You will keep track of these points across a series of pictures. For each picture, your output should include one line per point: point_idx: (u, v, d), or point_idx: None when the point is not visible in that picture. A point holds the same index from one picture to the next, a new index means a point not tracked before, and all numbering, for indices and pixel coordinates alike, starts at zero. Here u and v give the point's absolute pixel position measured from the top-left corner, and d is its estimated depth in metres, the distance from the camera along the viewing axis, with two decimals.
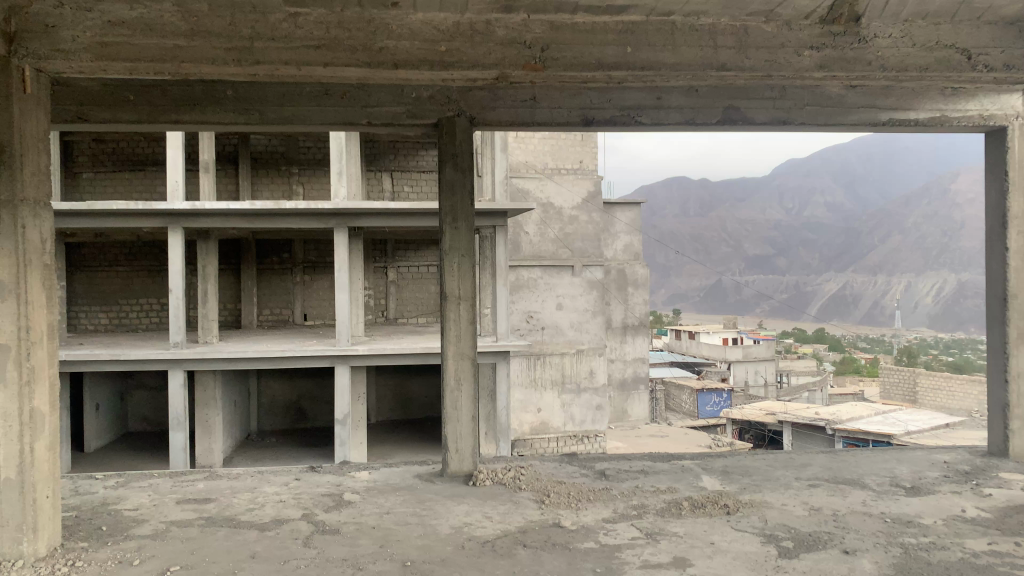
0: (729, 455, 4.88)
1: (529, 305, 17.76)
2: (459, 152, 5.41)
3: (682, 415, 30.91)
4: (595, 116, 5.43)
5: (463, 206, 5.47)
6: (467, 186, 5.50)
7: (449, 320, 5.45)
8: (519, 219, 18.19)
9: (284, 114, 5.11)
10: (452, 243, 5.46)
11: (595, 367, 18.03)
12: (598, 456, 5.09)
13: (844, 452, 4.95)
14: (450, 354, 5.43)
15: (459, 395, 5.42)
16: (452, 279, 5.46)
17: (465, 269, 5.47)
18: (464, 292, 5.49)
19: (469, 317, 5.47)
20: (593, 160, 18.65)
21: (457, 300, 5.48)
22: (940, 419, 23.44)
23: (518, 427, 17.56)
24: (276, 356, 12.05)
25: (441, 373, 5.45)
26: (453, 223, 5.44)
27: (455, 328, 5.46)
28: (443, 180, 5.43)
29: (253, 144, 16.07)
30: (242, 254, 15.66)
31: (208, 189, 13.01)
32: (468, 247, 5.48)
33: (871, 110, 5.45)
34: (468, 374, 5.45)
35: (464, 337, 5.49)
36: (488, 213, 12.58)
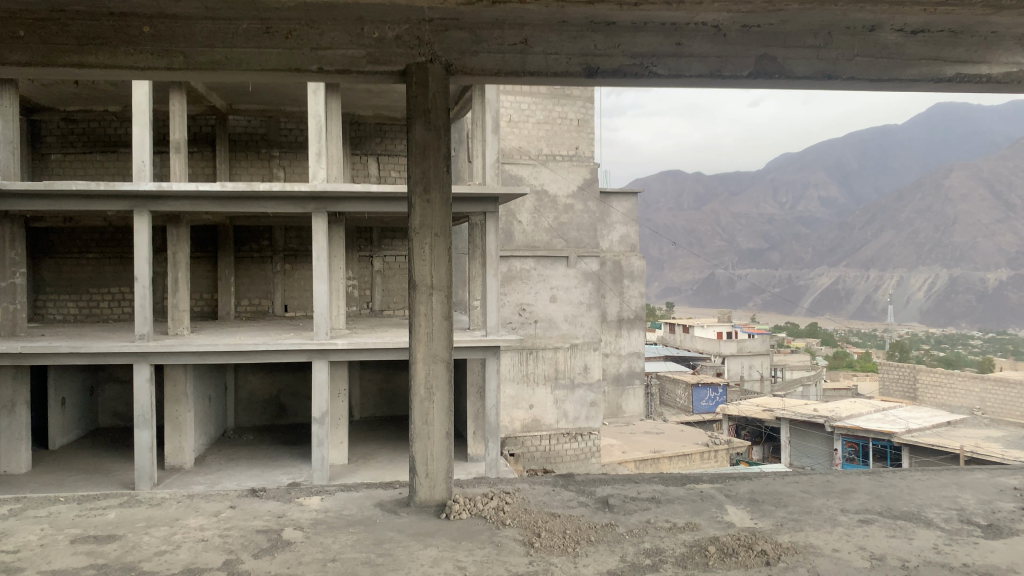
0: (751, 476, 4.27)
1: (522, 296, 16.98)
2: (432, 109, 5.00)
3: (677, 410, 30.25)
4: (599, 64, 4.97)
5: (436, 172, 5.02)
6: (441, 148, 5.05)
7: (417, 308, 4.97)
8: (511, 207, 17.32)
9: (212, 57, 4.79)
10: (421, 216, 4.99)
11: (589, 362, 17.33)
12: (598, 476, 4.49)
13: (886, 475, 4.34)
14: (418, 358, 4.96)
15: (431, 408, 4.95)
16: (423, 257, 4.97)
17: (438, 247, 4.99)
18: (440, 278, 5.00)
19: (443, 309, 4.98)
20: (590, 146, 17.85)
21: (429, 290, 4.99)
22: (941, 417, 22.82)
23: (508, 424, 16.79)
24: (249, 351, 11.32)
25: (410, 379, 4.96)
26: (424, 194, 4.99)
27: (425, 321, 4.98)
28: (412, 141, 5.01)
29: (231, 126, 15.25)
30: (219, 241, 14.88)
31: (180, 171, 12.13)
32: (441, 219, 5.01)
33: (933, 64, 5.01)
34: (443, 384, 4.97)
35: (435, 335, 4.99)
36: (478, 199, 11.73)
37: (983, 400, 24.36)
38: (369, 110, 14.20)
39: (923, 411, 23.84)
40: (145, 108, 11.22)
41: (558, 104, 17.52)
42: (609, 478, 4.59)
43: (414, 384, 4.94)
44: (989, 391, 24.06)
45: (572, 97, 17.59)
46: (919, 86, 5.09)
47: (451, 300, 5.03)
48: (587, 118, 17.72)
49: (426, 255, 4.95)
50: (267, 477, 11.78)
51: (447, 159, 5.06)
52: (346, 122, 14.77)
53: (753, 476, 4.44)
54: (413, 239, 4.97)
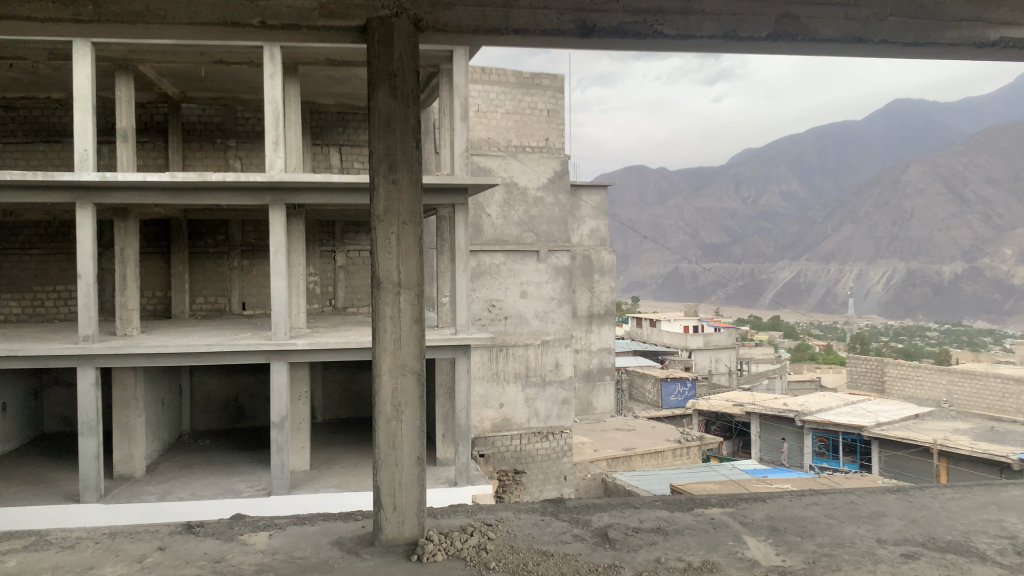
0: (767, 499, 4.97)
1: (492, 292, 16.43)
2: (399, 72, 4.44)
3: (646, 405, 29.97)
4: (595, 21, 4.63)
5: (404, 150, 4.47)
6: (408, 119, 4.49)
7: (381, 308, 4.41)
8: (480, 200, 16.77)
9: (133, 9, 4.36)
10: (388, 201, 4.45)
11: (561, 359, 16.88)
12: (591, 502, 4.92)
13: (924, 502, 4.91)
14: (384, 371, 4.41)
15: (400, 428, 4.42)
16: (388, 248, 4.43)
17: (408, 236, 4.46)
18: (408, 274, 4.46)
19: (413, 309, 4.44)
20: (560, 137, 17.44)
21: (396, 288, 4.44)
22: (909, 410, 22.83)
23: (478, 424, 16.26)
24: (204, 352, 10.62)
25: (376, 395, 4.43)
26: (389, 173, 4.44)
27: (390, 325, 4.43)
28: (376, 109, 4.44)
29: (184, 115, 14.50)
30: (172, 235, 14.14)
31: (127, 161, 11.37)
32: (409, 204, 4.48)
33: (976, 26, 4.81)
34: (414, 398, 4.45)
35: (404, 341, 4.45)
36: (447, 190, 11.15)
37: (950, 393, 24.30)
38: (331, 98, 13.55)
39: (891, 404, 23.88)
40: (88, 93, 10.36)
41: (527, 93, 17.23)
42: (605, 502, 5.02)
43: (380, 399, 4.41)
44: (955, 383, 24.03)
45: (542, 87, 17.34)
46: (959, 50, 4.91)
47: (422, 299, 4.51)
48: (557, 108, 17.47)
49: (392, 244, 4.41)
50: (224, 486, 11.12)
51: (415, 133, 4.52)
52: (306, 111, 14.05)
53: (766, 499, 4.99)
54: (378, 226, 4.42)
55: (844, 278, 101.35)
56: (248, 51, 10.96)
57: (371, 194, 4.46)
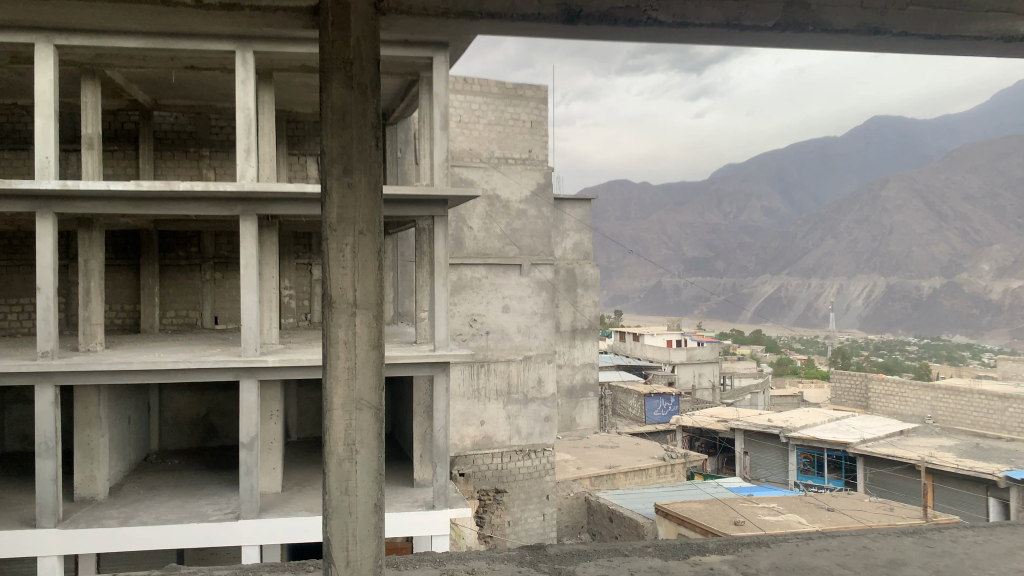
0: (772, 545, 4.68)
1: (473, 307, 16.04)
2: (356, 60, 3.88)
3: (629, 420, 29.59)
4: (581, 7, 4.22)
5: (361, 152, 3.91)
6: (367, 111, 3.93)
7: (334, 332, 3.95)
8: (462, 212, 16.39)
9: None
10: (341, 208, 3.91)
11: (544, 375, 16.49)
12: (576, 549, 4.62)
13: (944, 546, 4.64)
14: (337, 405, 3.97)
15: (354, 470, 4.03)
16: (342, 262, 3.94)
17: (367, 249, 3.97)
18: (365, 294, 4.00)
19: (369, 332, 3.99)
20: (543, 149, 17.10)
21: (351, 308, 3.97)
22: (893, 426, 22.62)
23: (458, 442, 15.78)
24: (169, 369, 10.12)
25: (326, 431, 3.99)
26: (344, 175, 3.88)
27: (344, 351, 3.96)
28: (329, 101, 3.87)
29: (156, 122, 14.05)
30: (141, 247, 13.65)
31: (92, 169, 10.91)
32: (368, 215, 3.96)
33: (1002, 19, 4.40)
34: (372, 435, 4.04)
35: (359, 370, 4.00)
36: (426, 201, 10.79)
37: (934, 409, 24.12)
38: (308, 106, 13.15)
39: (876, 420, 23.68)
40: (50, 98, 9.91)
41: (510, 104, 16.87)
42: (590, 548, 4.70)
43: (332, 436, 3.98)
44: (940, 400, 23.83)
45: (525, 98, 16.97)
46: (983, 45, 4.50)
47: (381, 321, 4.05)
48: (540, 120, 17.13)
49: (347, 258, 3.91)
50: (190, 509, 10.62)
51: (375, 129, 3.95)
52: (281, 119, 13.67)
53: (770, 544, 4.72)
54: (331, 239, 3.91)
55: (825, 293, 101.79)
56: (218, 56, 10.52)
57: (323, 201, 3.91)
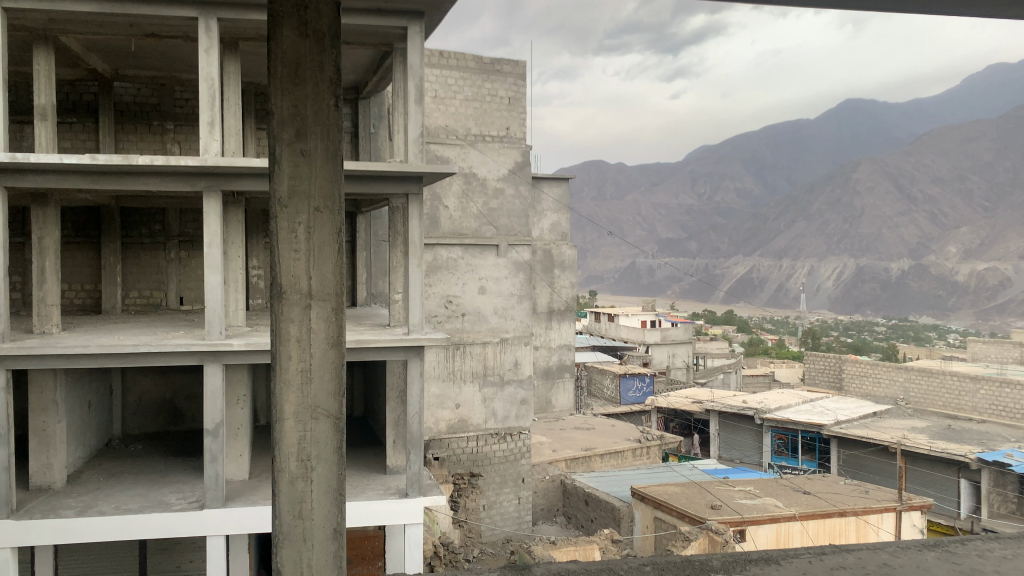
0: (786, 562, 4.46)
1: (448, 288, 15.65)
2: (312, 3, 3.35)
3: (604, 401, 29.41)
4: None
5: (318, 112, 3.35)
6: (323, 65, 3.37)
7: (284, 327, 3.44)
8: (437, 190, 15.93)
9: None
10: (293, 178, 3.37)
11: (520, 357, 16.18)
12: (566, 569, 4.46)
13: (969, 564, 4.38)
14: (288, 414, 3.45)
15: (309, 491, 3.49)
16: (294, 245, 3.41)
17: (325, 228, 3.42)
18: (324, 284, 3.48)
19: (327, 329, 3.49)
20: (521, 127, 16.63)
21: (305, 299, 3.46)
22: (866, 408, 22.66)
23: (432, 426, 15.42)
24: (129, 353, 9.66)
25: (277, 445, 3.45)
26: (297, 141, 3.32)
27: (297, 351, 3.46)
28: (277, 51, 3.30)
29: (116, 94, 13.40)
30: (102, 223, 13.08)
31: (48, 141, 10.31)
32: (326, 188, 3.42)
33: None
34: (330, 450, 3.51)
35: (316, 373, 3.49)
36: (399, 178, 10.31)
37: (906, 391, 24.17)
38: None
39: (849, 401, 23.71)
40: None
41: (487, 80, 16.36)
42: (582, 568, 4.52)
43: (284, 451, 3.45)
44: (912, 381, 23.90)
45: (503, 73, 16.48)
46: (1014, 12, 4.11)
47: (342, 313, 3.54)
48: (519, 96, 16.65)
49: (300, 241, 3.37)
50: (152, 498, 10.18)
51: (332, 89, 3.39)
52: (249, 92, 13.11)
53: (780, 562, 4.47)
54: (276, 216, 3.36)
55: (796, 274, 102.55)
56: (182, 24, 9.98)
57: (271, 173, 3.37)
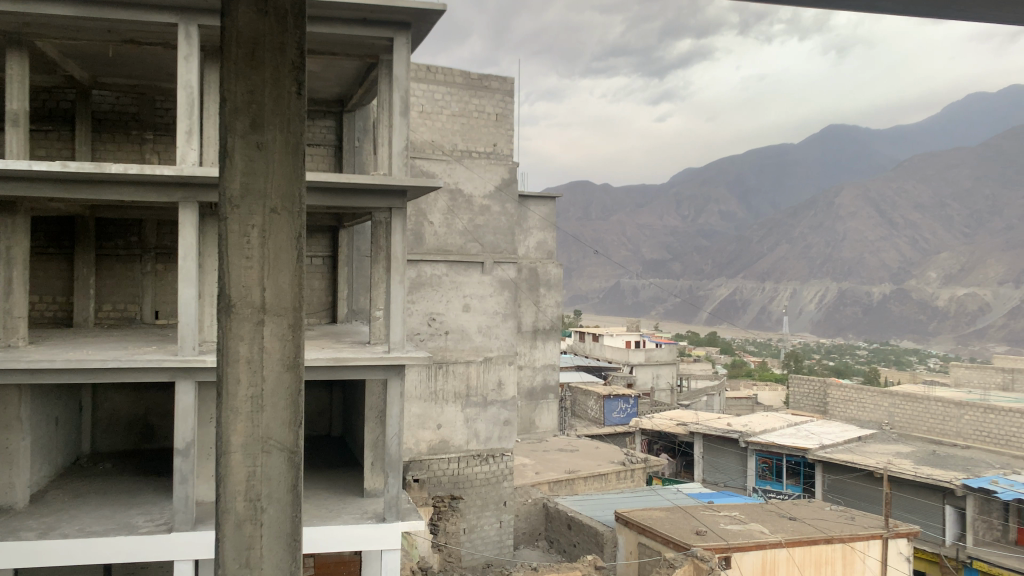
0: None
1: (432, 305, 15.36)
2: None
3: (588, 422, 29.07)
4: None
5: (275, 101, 3.87)
6: (278, 53, 3.87)
7: (235, 348, 3.93)
8: (422, 206, 15.68)
9: None
10: (247, 176, 3.89)
11: (504, 377, 15.88)
12: None
13: None
14: (239, 448, 3.90)
15: (258, 530, 3.94)
16: (247, 253, 3.93)
17: (282, 231, 3.97)
18: (278, 299, 4.01)
19: (279, 355, 4.00)
20: (509, 143, 16.44)
21: (258, 314, 3.97)
22: (852, 432, 22.45)
23: (413, 447, 15.05)
24: (98, 369, 9.30)
25: (229, 483, 3.91)
26: (253, 135, 3.85)
27: (247, 376, 3.93)
28: (235, 32, 3.80)
29: (94, 102, 13.07)
30: (76, 235, 12.71)
31: (19, 148, 9.99)
32: (280, 189, 3.95)
33: None
34: (281, 489, 3.98)
35: (267, 401, 3.97)
36: (383, 191, 10.04)
37: (891, 415, 24.02)
38: None
39: (834, 426, 23.52)
40: None
41: (475, 95, 16.18)
42: None
43: (230, 490, 3.88)
44: (897, 406, 23.75)
45: (491, 89, 16.34)
46: None
47: (294, 331, 4.05)
48: (506, 113, 16.48)
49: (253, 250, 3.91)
50: (118, 519, 9.78)
51: (290, 76, 3.90)
52: None
53: None
54: (229, 217, 3.85)
55: (779, 297, 102.81)
56: (162, 30, 9.71)
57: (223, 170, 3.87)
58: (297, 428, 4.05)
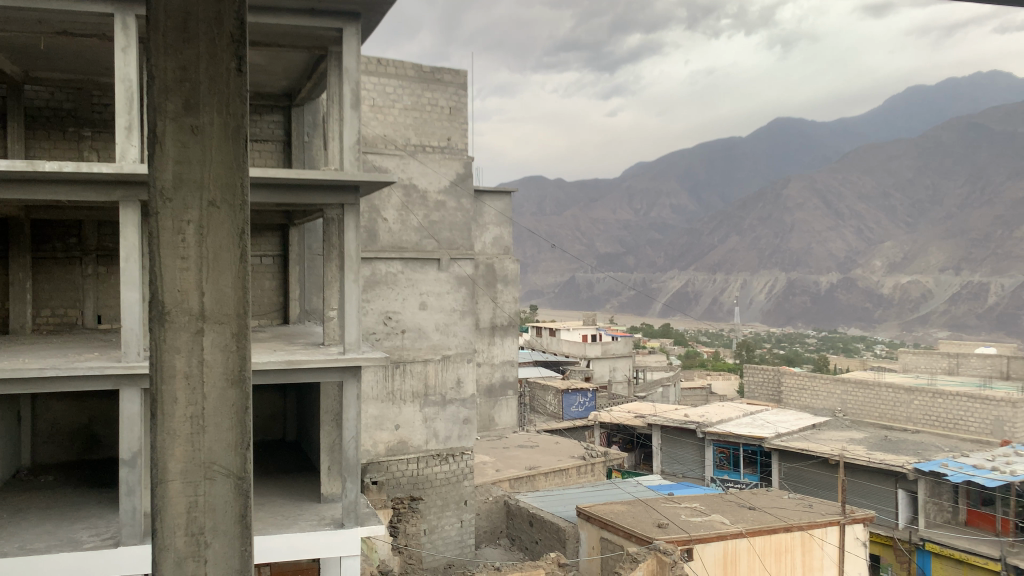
0: None
1: (387, 303, 15.06)
2: None
3: (546, 417, 29.00)
4: None
5: (212, 78, 3.38)
6: (214, 31, 3.40)
7: (170, 362, 3.39)
8: (376, 202, 15.34)
9: None
10: (180, 164, 3.36)
11: (462, 375, 15.65)
12: None
13: None
14: (175, 475, 3.37)
15: (202, 567, 3.38)
16: (182, 254, 3.39)
17: (223, 225, 3.44)
18: (219, 304, 3.47)
19: (221, 370, 3.46)
20: (463, 138, 16.18)
21: (197, 322, 3.43)
22: (806, 420, 22.75)
23: (371, 449, 14.72)
24: (36, 378, 8.83)
25: (167, 516, 3.35)
26: (186, 119, 3.35)
27: (185, 394, 3.40)
28: (164, 9, 3.33)
29: (26, 98, 12.44)
30: (10, 238, 12.10)
31: None
32: (220, 178, 3.42)
33: None
34: (229, 519, 3.43)
35: (209, 421, 3.43)
36: (335, 187, 9.72)
37: (844, 402, 24.40)
38: None
39: (789, 414, 23.80)
40: None
41: (427, 89, 15.90)
42: None
43: (170, 524, 3.35)
44: (849, 393, 24.14)
45: (443, 83, 16.06)
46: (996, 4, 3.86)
47: (240, 340, 3.50)
48: (459, 106, 16.20)
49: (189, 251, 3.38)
50: (61, 536, 9.30)
51: (229, 54, 3.42)
52: None
53: None
54: (159, 211, 3.34)
55: (730, 288, 104.20)
56: (97, 21, 9.23)
57: (153, 157, 3.33)
58: (244, 453, 3.50)
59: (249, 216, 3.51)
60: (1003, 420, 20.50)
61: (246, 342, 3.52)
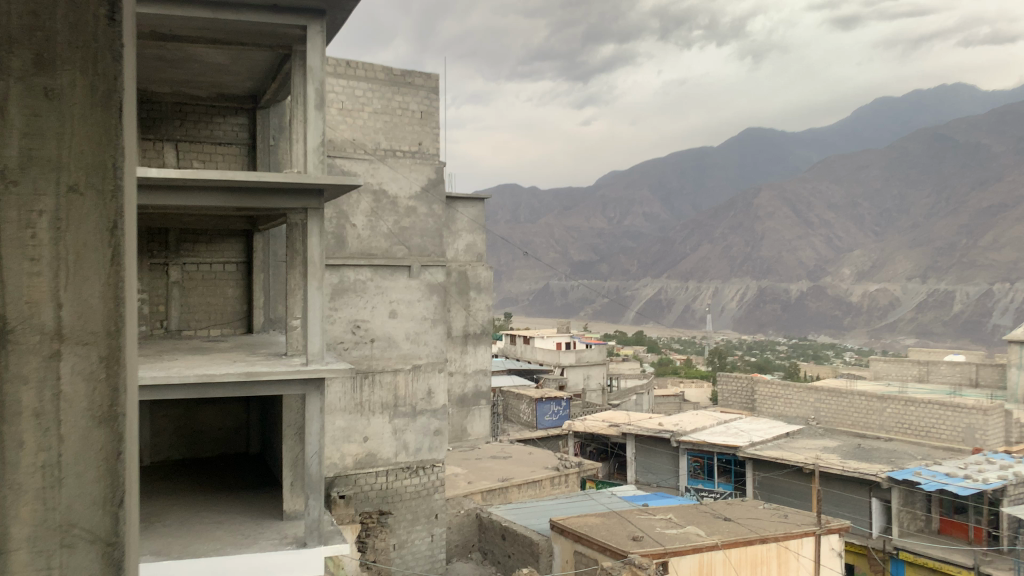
0: None
1: (356, 312, 14.63)
2: None
3: (520, 426, 28.67)
4: None
5: (72, 12, 2.51)
6: None
7: (10, 396, 2.44)
8: (344, 208, 14.91)
9: None
10: (27, 128, 2.47)
11: (433, 385, 15.23)
12: None
13: None
14: (20, 554, 2.41)
15: None
16: (31, 250, 2.48)
17: (88, 212, 2.54)
18: (84, 319, 2.53)
19: (85, 408, 2.51)
20: (434, 142, 15.77)
21: (53, 342, 2.49)
22: (779, 428, 22.61)
23: (338, 462, 14.27)
24: None
25: None
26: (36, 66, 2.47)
27: (34, 441, 2.45)
28: None
29: None
30: None
31: None
32: (86, 151, 2.53)
33: None
34: None
35: (68, 474, 2.48)
36: (298, 190, 9.32)
37: (817, 411, 24.31)
38: (167, 83, 11.51)
39: (762, 422, 23.67)
40: None
41: (398, 93, 15.48)
42: None
43: None
44: (823, 402, 24.07)
45: (414, 86, 15.64)
46: None
47: (113, 366, 2.57)
48: (431, 110, 15.78)
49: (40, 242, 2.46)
50: None
51: None
52: None
53: None
54: None
55: (702, 296, 104.74)
56: None
57: None
58: (118, 518, 2.54)
59: (125, 198, 2.61)
60: (974, 428, 20.49)
61: (120, 369, 2.58)
